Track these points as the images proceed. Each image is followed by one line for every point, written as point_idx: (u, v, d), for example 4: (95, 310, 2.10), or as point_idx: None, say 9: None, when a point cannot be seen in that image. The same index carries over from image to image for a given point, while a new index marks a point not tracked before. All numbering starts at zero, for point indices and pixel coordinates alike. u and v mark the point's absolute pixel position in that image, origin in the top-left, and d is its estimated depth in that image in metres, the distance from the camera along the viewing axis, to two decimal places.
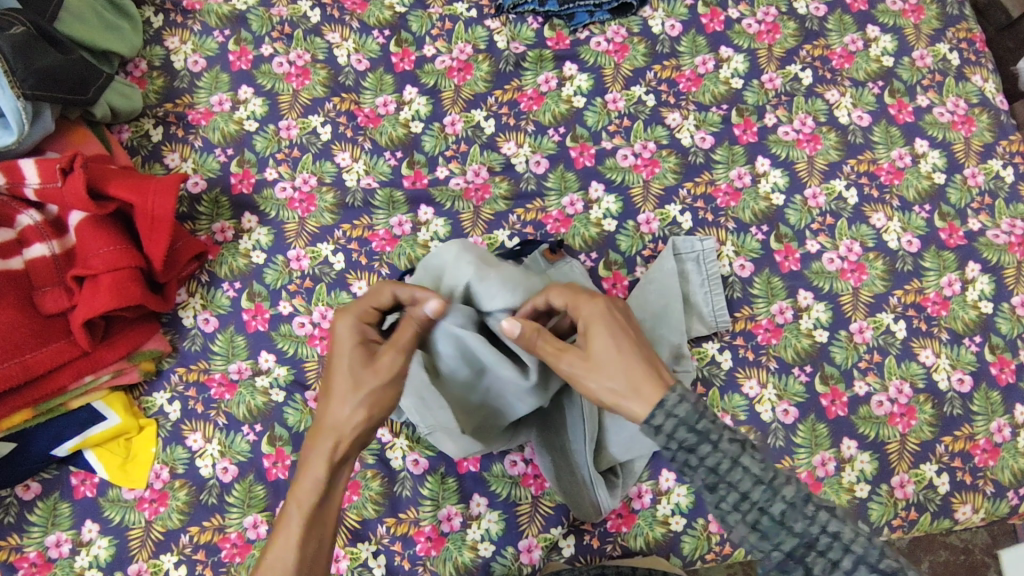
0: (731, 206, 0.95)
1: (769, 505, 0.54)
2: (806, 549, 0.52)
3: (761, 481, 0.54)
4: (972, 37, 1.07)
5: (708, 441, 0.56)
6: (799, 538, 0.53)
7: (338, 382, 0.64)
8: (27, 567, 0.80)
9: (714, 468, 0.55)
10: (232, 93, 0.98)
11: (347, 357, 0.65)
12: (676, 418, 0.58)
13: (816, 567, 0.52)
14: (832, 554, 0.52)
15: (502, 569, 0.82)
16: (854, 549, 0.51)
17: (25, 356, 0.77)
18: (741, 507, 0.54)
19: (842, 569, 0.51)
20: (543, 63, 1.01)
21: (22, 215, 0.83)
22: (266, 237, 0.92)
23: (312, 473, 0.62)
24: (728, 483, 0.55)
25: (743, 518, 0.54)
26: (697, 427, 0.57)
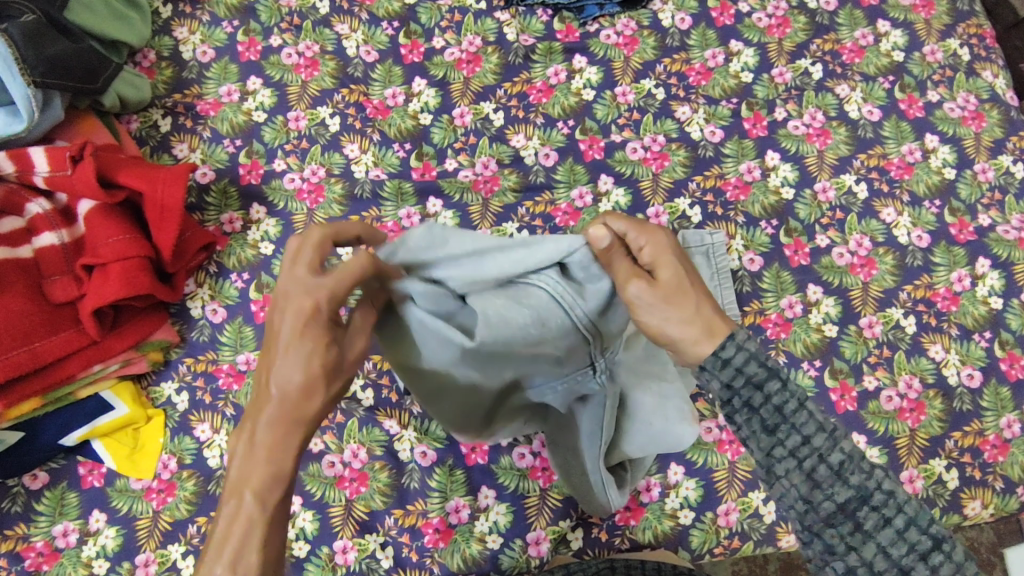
0: (741, 200, 0.95)
1: (829, 454, 0.52)
2: (859, 503, 0.51)
3: (824, 429, 0.53)
4: (982, 33, 1.06)
5: (778, 379, 0.54)
6: (854, 490, 0.51)
7: (302, 361, 0.49)
8: (34, 557, 0.80)
9: (779, 409, 0.53)
10: (240, 84, 0.98)
11: (304, 337, 0.50)
12: (746, 352, 0.55)
13: (867, 522, 0.51)
14: (886, 512, 0.51)
15: (510, 561, 0.82)
16: (907, 509, 0.51)
17: (34, 344, 0.77)
18: (800, 453, 0.52)
19: (894, 527, 0.50)
20: (553, 56, 1.00)
21: (31, 204, 0.83)
22: (274, 228, 0.92)
23: (279, 463, 0.47)
24: (791, 425, 0.53)
25: (799, 466, 0.52)
26: (767, 363, 0.54)
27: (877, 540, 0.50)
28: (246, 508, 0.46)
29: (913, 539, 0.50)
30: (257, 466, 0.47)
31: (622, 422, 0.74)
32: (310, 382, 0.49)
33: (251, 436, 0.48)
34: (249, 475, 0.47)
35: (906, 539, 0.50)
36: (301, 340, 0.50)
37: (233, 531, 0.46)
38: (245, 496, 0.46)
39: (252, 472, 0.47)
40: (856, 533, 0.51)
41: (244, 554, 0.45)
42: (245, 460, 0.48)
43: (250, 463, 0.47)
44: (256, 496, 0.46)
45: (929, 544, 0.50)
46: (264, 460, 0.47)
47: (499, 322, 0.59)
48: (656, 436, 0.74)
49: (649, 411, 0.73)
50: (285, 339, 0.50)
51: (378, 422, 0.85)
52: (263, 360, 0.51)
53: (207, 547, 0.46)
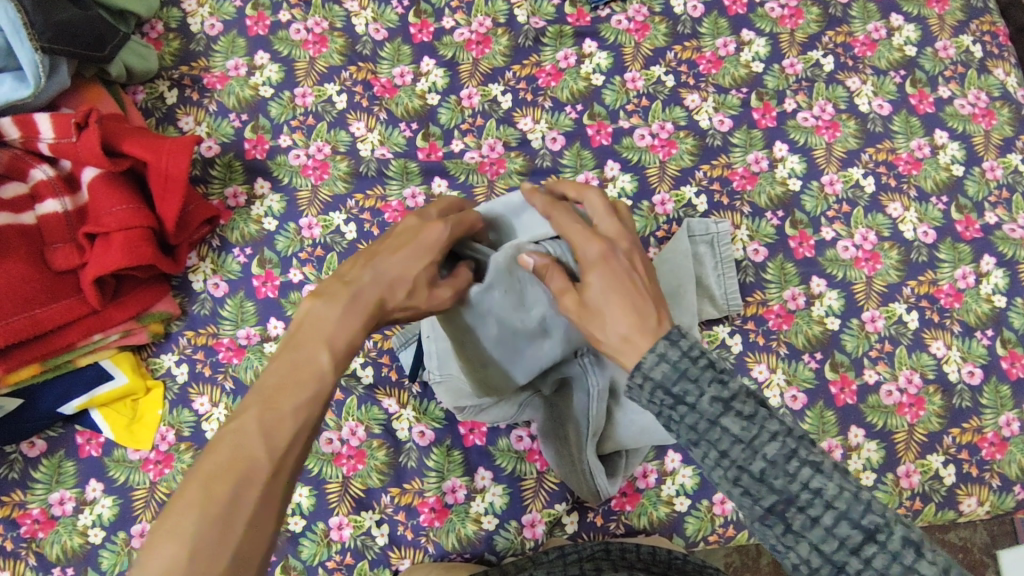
0: (748, 189, 0.95)
1: (748, 463, 0.47)
2: (785, 505, 0.46)
3: (741, 440, 0.47)
4: (996, 31, 1.05)
5: (686, 402, 0.49)
6: (778, 495, 0.46)
7: (398, 274, 0.58)
8: (30, 523, 0.80)
9: (693, 426, 0.49)
10: (248, 58, 0.97)
11: (419, 254, 0.60)
12: (653, 381, 0.51)
13: (796, 523, 0.45)
14: (812, 511, 0.45)
15: (505, 543, 0.82)
16: (837, 504, 0.45)
17: (35, 311, 0.77)
18: (722, 464, 0.48)
19: (823, 526, 0.45)
20: (563, 40, 1.00)
21: (35, 170, 0.82)
22: (278, 204, 0.92)
23: (352, 345, 0.54)
24: (708, 441, 0.49)
25: (723, 475, 0.48)
26: (672, 389, 0.50)
27: (809, 540, 0.45)
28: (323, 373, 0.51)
29: (843, 535, 0.44)
30: (338, 336, 0.53)
31: (614, 411, 0.74)
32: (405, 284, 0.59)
33: (339, 310, 0.54)
34: (333, 336, 0.53)
35: (836, 535, 0.44)
36: (408, 260, 0.59)
37: (306, 373, 0.50)
38: (321, 354, 0.51)
39: (334, 334, 0.53)
40: (787, 533, 0.46)
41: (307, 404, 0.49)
42: (332, 325, 0.53)
43: (330, 330, 0.53)
44: (332, 357, 0.52)
45: (861, 537, 0.44)
46: (345, 337, 0.53)
47: (510, 279, 0.64)
48: (648, 427, 0.74)
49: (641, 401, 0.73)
50: (398, 255, 0.59)
51: (377, 400, 0.85)
52: (368, 257, 0.59)
53: (268, 381, 0.49)
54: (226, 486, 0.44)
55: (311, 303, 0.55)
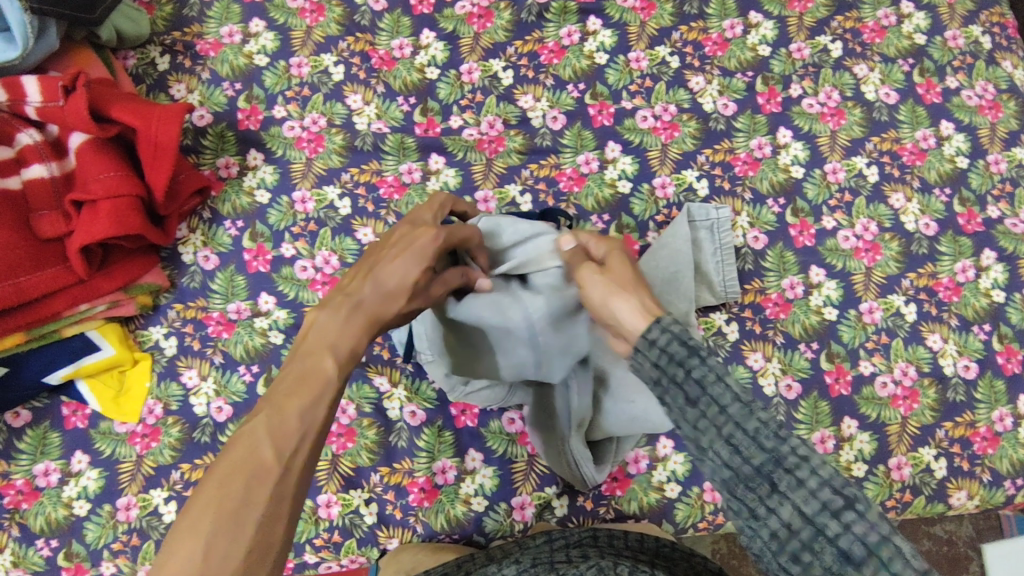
0: (750, 175, 0.93)
1: (744, 420, 0.45)
2: (773, 465, 0.44)
3: (740, 397, 0.46)
4: (1006, 22, 1.03)
5: (697, 353, 0.49)
6: (769, 453, 0.44)
7: (398, 280, 0.58)
8: (14, 494, 0.79)
9: (697, 379, 0.48)
10: (243, 25, 0.94)
11: (414, 261, 0.59)
12: (669, 332, 0.51)
13: (782, 483, 0.44)
14: (801, 472, 0.43)
15: (494, 524, 0.81)
16: (824, 471, 0.43)
17: (20, 279, 0.75)
18: (716, 419, 0.46)
19: (808, 488, 0.43)
20: (566, 16, 0.97)
21: (21, 134, 0.80)
22: (271, 176, 0.90)
23: (355, 350, 0.53)
24: (708, 394, 0.47)
25: (716, 431, 0.46)
26: (688, 341, 0.50)
27: (793, 501, 0.43)
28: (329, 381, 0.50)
29: (826, 498, 0.42)
30: (341, 340, 0.53)
31: (603, 399, 0.75)
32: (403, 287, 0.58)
33: (339, 318, 0.54)
34: (335, 342, 0.52)
35: (819, 497, 0.42)
36: (406, 265, 0.59)
37: (309, 381, 0.49)
38: (326, 359, 0.51)
39: (335, 341, 0.52)
40: (772, 493, 0.44)
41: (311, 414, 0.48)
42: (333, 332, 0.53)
43: (333, 335, 0.53)
44: (336, 363, 0.51)
45: (843, 503, 0.42)
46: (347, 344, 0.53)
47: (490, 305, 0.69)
48: (636, 416, 0.74)
49: (630, 389, 0.74)
50: (400, 258, 0.59)
51: (369, 379, 0.84)
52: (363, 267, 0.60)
53: (273, 391, 0.48)
54: (234, 485, 0.43)
55: (313, 315, 0.54)
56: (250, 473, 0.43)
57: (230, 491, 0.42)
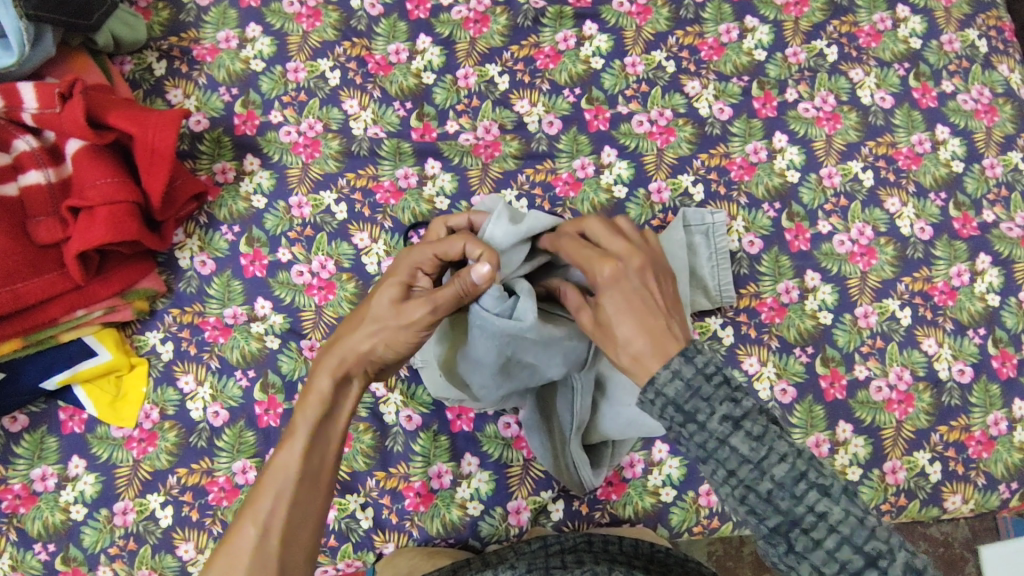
0: (745, 180, 0.94)
1: (756, 484, 0.48)
2: (790, 525, 0.47)
3: (750, 460, 0.49)
4: (1001, 26, 1.03)
5: (698, 420, 0.50)
6: (783, 515, 0.48)
7: (365, 318, 0.64)
8: (11, 498, 0.80)
9: (703, 444, 0.50)
10: (239, 30, 0.94)
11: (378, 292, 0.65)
12: (666, 397, 0.52)
13: (799, 544, 0.47)
14: (816, 533, 0.47)
15: (489, 528, 0.82)
16: (840, 529, 0.46)
17: (17, 285, 0.76)
18: (729, 483, 0.49)
19: (825, 549, 0.46)
20: (563, 21, 0.98)
21: (17, 140, 0.80)
22: (268, 181, 0.90)
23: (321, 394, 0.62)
24: (716, 459, 0.50)
25: (730, 493, 0.49)
26: (686, 406, 0.51)
27: (810, 561, 0.47)
28: (294, 450, 0.59)
29: (844, 559, 0.46)
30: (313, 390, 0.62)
31: (600, 404, 0.76)
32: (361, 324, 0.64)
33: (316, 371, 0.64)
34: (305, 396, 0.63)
35: (837, 558, 0.46)
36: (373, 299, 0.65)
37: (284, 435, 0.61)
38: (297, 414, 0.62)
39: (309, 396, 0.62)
40: (789, 553, 0.47)
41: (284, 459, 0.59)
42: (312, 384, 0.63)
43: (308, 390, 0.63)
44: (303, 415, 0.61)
45: (862, 561, 0.46)
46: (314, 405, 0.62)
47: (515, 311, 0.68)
48: (632, 420, 0.74)
49: (624, 393, 0.74)
50: (373, 301, 0.65)
51: None
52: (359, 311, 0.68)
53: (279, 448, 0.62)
54: (221, 559, 0.55)
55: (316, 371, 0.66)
56: (228, 547, 0.55)
57: (218, 564, 0.55)
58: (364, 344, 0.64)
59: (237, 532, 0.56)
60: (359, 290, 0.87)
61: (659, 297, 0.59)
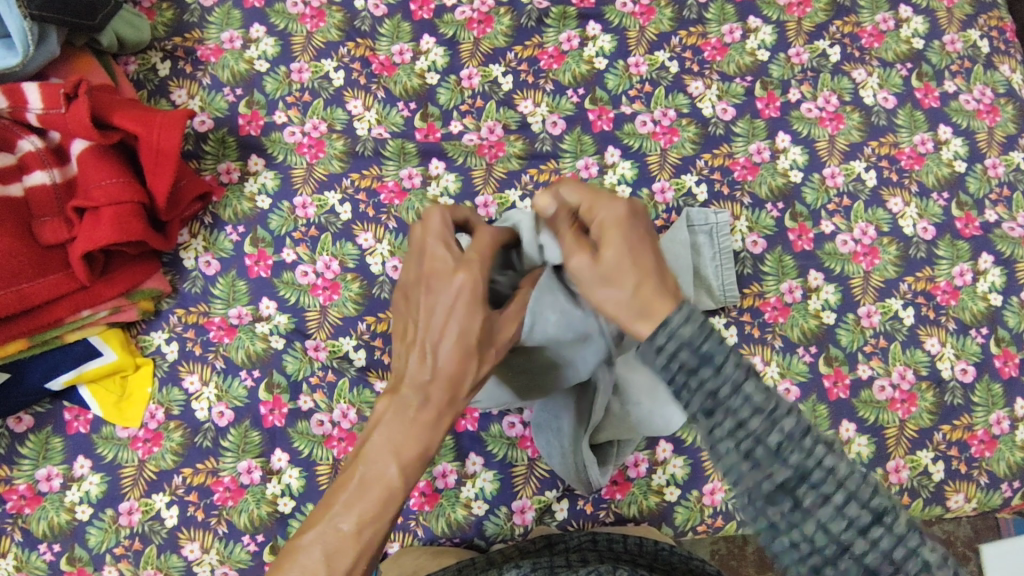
0: (748, 180, 0.94)
1: (766, 434, 0.46)
2: (797, 480, 0.46)
3: (761, 410, 0.47)
4: (1003, 26, 1.03)
5: (711, 363, 0.48)
6: (793, 469, 0.46)
7: (462, 352, 0.55)
8: (17, 499, 0.80)
9: (712, 392, 0.48)
10: (243, 30, 0.95)
11: (467, 314, 0.56)
12: (680, 339, 0.49)
13: (806, 500, 0.45)
14: (825, 488, 0.45)
15: (495, 528, 0.82)
16: (847, 484, 0.45)
17: (23, 285, 0.76)
18: (735, 435, 0.47)
19: (834, 505, 0.45)
20: (566, 21, 0.98)
21: (23, 141, 0.81)
22: (272, 181, 0.90)
23: (422, 451, 0.55)
24: (725, 408, 0.48)
25: (734, 446, 0.47)
26: (700, 348, 0.49)
27: (817, 517, 0.45)
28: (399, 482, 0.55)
29: (853, 515, 0.44)
30: (410, 442, 0.54)
31: (613, 404, 0.74)
32: (466, 361, 0.56)
33: (405, 413, 0.55)
34: (398, 447, 0.54)
35: (846, 514, 0.44)
36: (463, 321, 0.56)
37: (368, 487, 0.53)
38: (388, 467, 0.53)
39: (402, 447, 0.54)
40: (795, 510, 0.46)
41: (376, 518, 0.53)
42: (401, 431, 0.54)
43: (399, 437, 0.54)
44: (398, 469, 0.54)
45: (873, 519, 0.44)
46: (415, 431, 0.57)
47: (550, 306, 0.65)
48: (645, 420, 0.74)
49: (640, 392, 0.74)
50: (458, 323, 0.56)
51: (370, 383, 0.84)
52: (425, 324, 0.56)
53: (339, 493, 0.53)
54: None
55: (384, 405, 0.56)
56: None
57: None
58: (463, 367, 0.59)
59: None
60: (363, 290, 0.87)
61: (660, 250, 0.57)
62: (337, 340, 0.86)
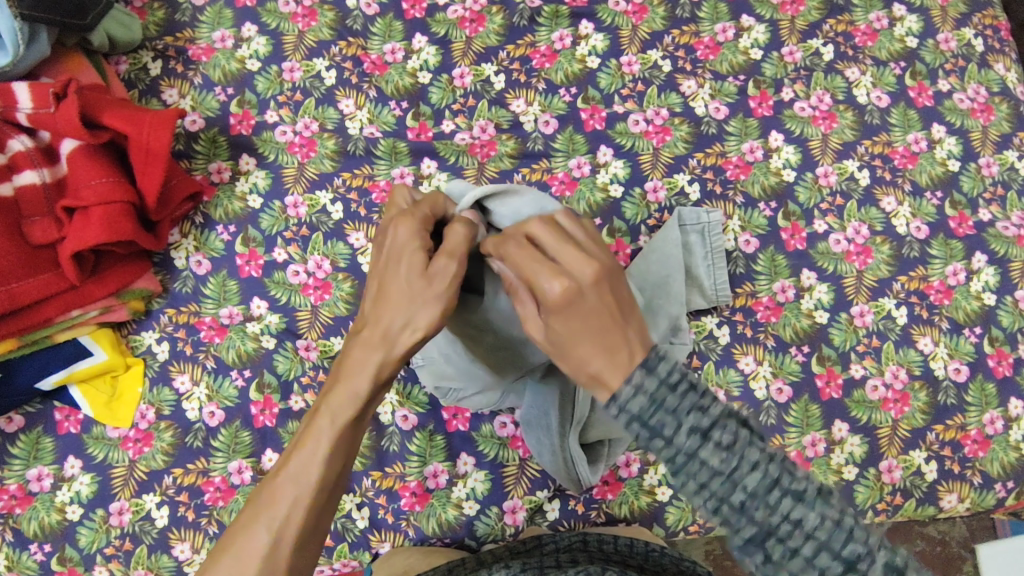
0: (741, 179, 0.94)
1: (728, 496, 0.43)
2: (764, 536, 0.42)
3: (721, 472, 0.43)
4: (998, 25, 1.03)
5: (662, 436, 0.44)
6: (759, 526, 0.42)
7: (397, 301, 0.56)
8: (7, 499, 0.80)
9: (670, 460, 0.44)
10: (235, 30, 0.94)
11: (398, 263, 0.57)
12: (629, 413, 0.46)
13: (775, 553, 0.42)
14: (792, 541, 0.41)
15: (485, 528, 0.82)
16: (818, 534, 0.41)
17: (12, 285, 0.76)
18: (700, 494, 0.44)
19: (803, 556, 0.41)
20: (559, 20, 0.97)
21: (13, 140, 0.80)
22: (263, 181, 0.90)
23: (354, 398, 0.54)
24: (685, 472, 0.44)
25: (702, 504, 0.44)
26: (651, 421, 0.45)
27: (788, 570, 0.41)
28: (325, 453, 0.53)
29: (822, 566, 0.40)
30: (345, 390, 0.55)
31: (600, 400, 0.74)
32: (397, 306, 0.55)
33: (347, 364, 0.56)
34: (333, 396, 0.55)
35: (816, 566, 0.41)
36: (398, 272, 0.57)
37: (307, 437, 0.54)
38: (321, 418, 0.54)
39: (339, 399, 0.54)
40: (766, 563, 0.42)
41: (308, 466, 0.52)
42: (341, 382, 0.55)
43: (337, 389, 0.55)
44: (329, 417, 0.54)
45: (841, 568, 0.40)
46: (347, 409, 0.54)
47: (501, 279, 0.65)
48: None
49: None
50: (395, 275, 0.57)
51: None
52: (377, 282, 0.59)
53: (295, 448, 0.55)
54: (223, 561, 0.48)
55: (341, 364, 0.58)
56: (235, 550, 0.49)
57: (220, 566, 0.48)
58: (400, 332, 0.55)
59: (247, 535, 0.49)
60: (354, 290, 0.87)
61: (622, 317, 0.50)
62: (328, 340, 0.85)
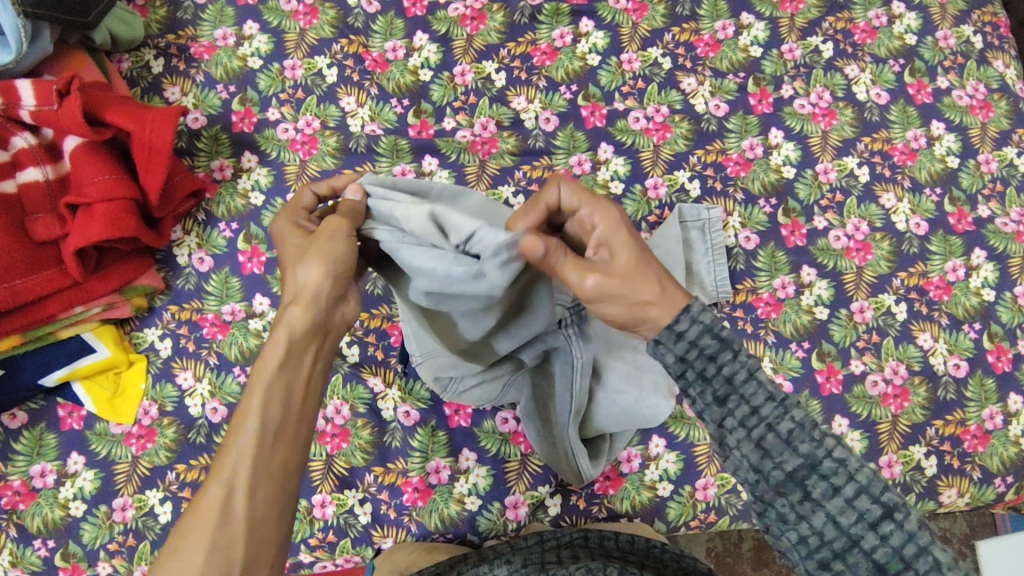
0: (741, 176, 0.94)
1: (778, 423, 0.49)
2: (807, 471, 0.48)
3: (774, 398, 0.50)
4: (997, 22, 1.04)
5: (731, 349, 0.51)
6: (803, 459, 0.48)
7: (301, 266, 0.57)
8: (11, 495, 0.80)
9: (729, 379, 0.51)
10: (236, 28, 0.95)
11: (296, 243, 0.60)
12: (701, 325, 0.52)
13: (815, 491, 0.48)
14: (835, 480, 0.47)
15: (487, 523, 0.82)
16: (858, 478, 0.47)
17: (14, 282, 0.76)
18: (748, 423, 0.50)
19: (843, 497, 0.47)
20: (559, 18, 0.98)
21: (16, 138, 0.80)
22: (266, 178, 0.90)
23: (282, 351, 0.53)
24: (741, 396, 0.50)
25: (748, 434, 0.49)
26: (722, 333, 0.51)
27: (827, 510, 0.47)
28: (257, 400, 0.51)
29: (862, 509, 0.47)
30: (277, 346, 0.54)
31: (596, 392, 0.74)
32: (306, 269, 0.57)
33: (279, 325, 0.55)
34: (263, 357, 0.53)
35: (856, 508, 0.47)
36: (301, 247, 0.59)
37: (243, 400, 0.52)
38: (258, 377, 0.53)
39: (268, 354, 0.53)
40: (805, 502, 0.48)
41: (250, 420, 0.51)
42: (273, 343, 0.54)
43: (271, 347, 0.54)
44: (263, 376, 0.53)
45: (880, 513, 0.46)
46: (274, 356, 0.53)
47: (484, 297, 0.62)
48: (630, 408, 0.74)
49: (623, 380, 0.74)
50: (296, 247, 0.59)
51: (363, 379, 0.85)
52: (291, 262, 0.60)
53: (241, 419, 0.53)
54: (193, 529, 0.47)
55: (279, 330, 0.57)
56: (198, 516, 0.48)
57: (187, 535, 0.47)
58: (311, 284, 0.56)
59: (200, 498, 0.48)
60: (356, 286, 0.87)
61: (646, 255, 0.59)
62: None
